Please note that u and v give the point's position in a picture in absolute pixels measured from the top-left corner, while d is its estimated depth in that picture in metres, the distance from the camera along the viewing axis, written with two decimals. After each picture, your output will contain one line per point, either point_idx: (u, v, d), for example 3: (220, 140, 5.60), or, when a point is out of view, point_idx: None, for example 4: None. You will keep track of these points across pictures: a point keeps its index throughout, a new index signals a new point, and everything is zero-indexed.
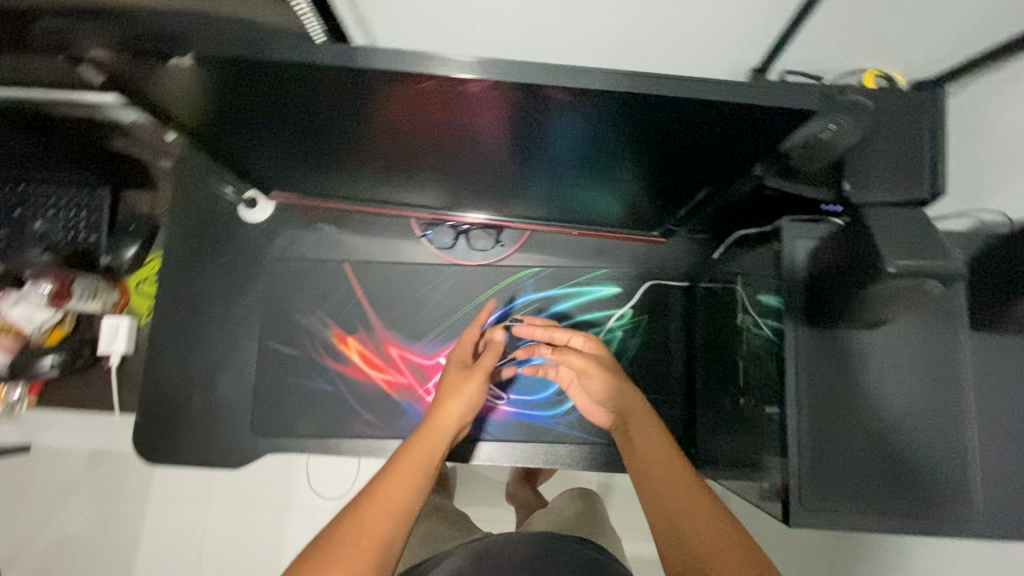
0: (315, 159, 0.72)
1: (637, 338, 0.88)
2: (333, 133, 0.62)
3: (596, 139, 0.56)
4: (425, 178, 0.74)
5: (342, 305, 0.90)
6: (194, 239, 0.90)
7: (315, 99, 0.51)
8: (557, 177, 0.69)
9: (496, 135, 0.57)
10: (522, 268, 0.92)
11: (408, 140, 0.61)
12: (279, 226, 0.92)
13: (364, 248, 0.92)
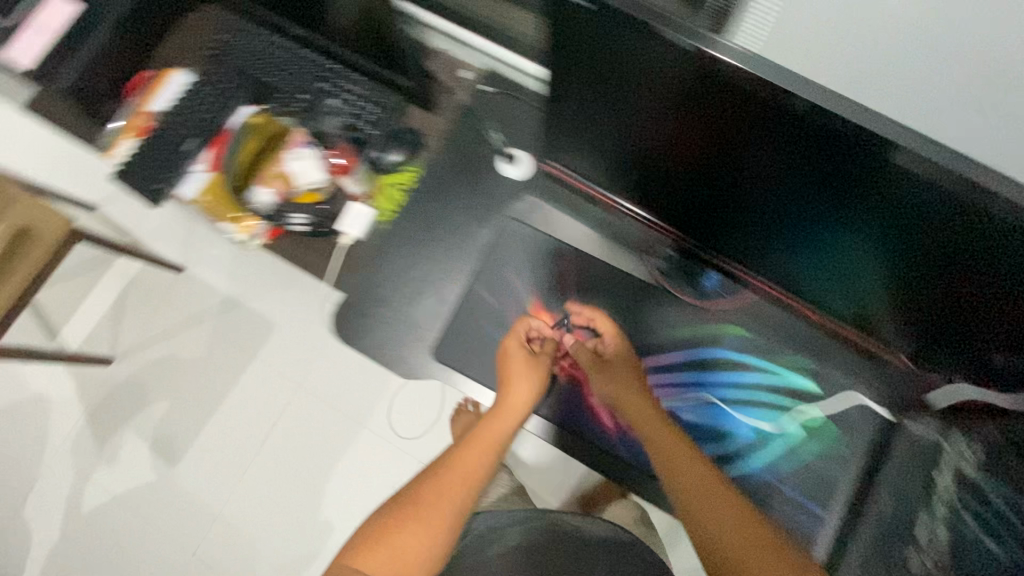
0: (588, 151, 0.75)
1: (818, 443, 0.85)
2: (593, 130, 0.67)
3: (804, 196, 0.57)
4: (636, 184, 0.76)
5: (552, 282, 0.93)
6: (451, 169, 0.97)
7: (590, 78, 0.57)
8: (739, 226, 0.71)
9: (710, 156, 0.60)
10: (730, 322, 0.89)
11: (638, 138, 0.65)
12: (526, 188, 0.96)
13: (595, 243, 0.94)
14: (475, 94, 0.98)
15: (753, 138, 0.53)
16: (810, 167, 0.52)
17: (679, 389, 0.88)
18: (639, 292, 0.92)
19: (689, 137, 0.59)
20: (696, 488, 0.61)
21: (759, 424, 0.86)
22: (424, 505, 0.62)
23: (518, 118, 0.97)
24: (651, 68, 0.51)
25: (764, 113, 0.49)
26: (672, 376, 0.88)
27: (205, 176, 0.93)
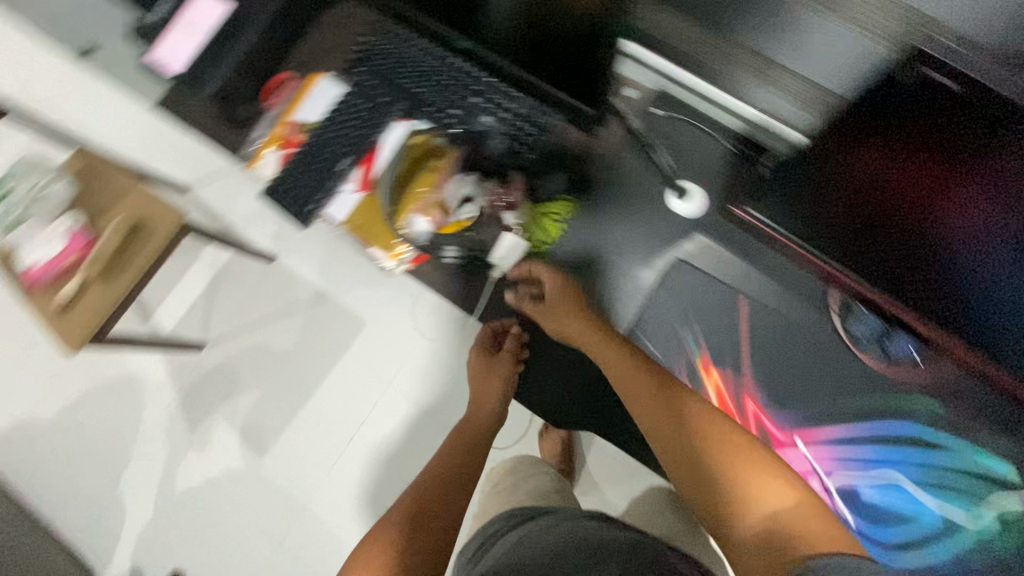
0: (854, 216, 0.68)
1: (1014, 537, 0.78)
2: (881, 193, 0.62)
3: None
4: (914, 266, 0.67)
5: (719, 334, 0.87)
6: (614, 200, 0.91)
7: (900, 135, 0.53)
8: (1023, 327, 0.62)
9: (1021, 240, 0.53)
10: (922, 395, 0.82)
11: (933, 211, 0.58)
12: (699, 227, 0.88)
13: (774, 293, 0.86)
14: (648, 120, 0.90)
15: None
16: None
17: (865, 462, 0.82)
18: (820, 352, 0.84)
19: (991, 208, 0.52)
20: (662, 427, 0.66)
21: (948, 511, 0.80)
22: (423, 514, 0.69)
23: (695, 150, 0.89)
24: (986, 135, 0.46)
25: None
26: (858, 450, 0.82)
27: (357, 196, 0.89)
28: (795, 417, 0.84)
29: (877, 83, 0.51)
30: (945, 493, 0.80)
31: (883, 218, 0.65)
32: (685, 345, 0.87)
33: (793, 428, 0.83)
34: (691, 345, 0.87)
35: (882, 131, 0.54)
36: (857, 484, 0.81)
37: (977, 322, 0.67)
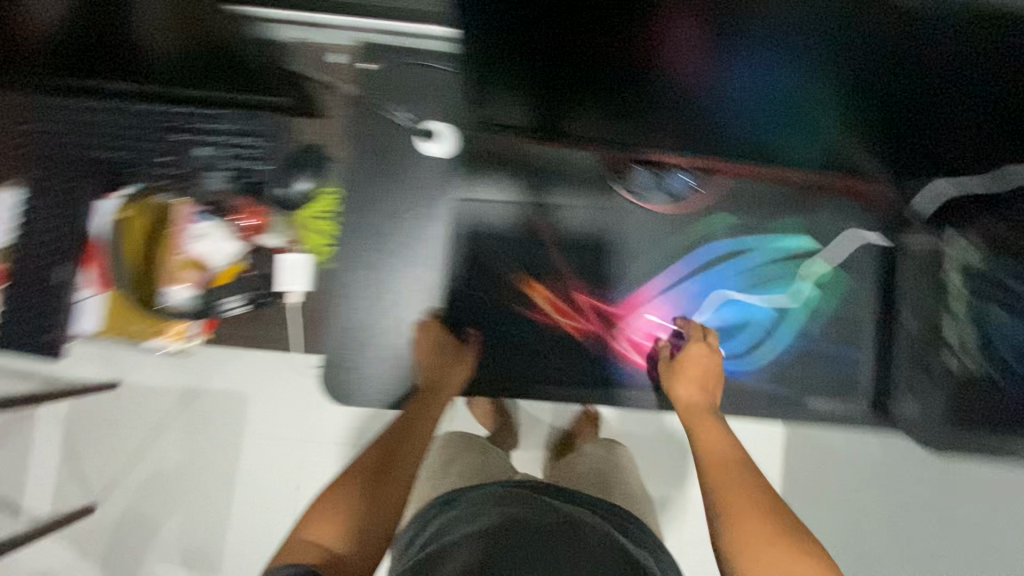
0: (539, 85, 0.65)
1: (831, 294, 0.87)
2: (553, 61, 0.58)
3: (789, 55, 0.51)
4: (624, 103, 0.67)
5: (529, 251, 0.86)
6: (370, 170, 0.85)
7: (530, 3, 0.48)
8: (729, 107, 0.64)
9: (680, 51, 0.53)
10: (711, 214, 0.87)
11: (601, 55, 0.56)
12: (461, 160, 0.85)
13: (557, 188, 0.86)
14: (360, 78, 0.85)
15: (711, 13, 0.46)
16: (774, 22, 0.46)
17: (695, 295, 0.87)
18: (618, 221, 0.87)
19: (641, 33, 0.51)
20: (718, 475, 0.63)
21: (776, 300, 0.87)
22: (384, 473, 0.65)
23: (418, 87, 0.84)
24: None
25: None
26: (683, 288, 0.87)
27: (99, 299, 0.79)
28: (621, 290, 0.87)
29: None
30: (766, 287, 0.87)
31: (573, 81, 0.62)
32: (502, 276, 0.86)
33: (625, 300, 0.86)
34: (507, 274, 0.86)
35: (562, 7, 0.48)
36: (695, 317, 0.87)
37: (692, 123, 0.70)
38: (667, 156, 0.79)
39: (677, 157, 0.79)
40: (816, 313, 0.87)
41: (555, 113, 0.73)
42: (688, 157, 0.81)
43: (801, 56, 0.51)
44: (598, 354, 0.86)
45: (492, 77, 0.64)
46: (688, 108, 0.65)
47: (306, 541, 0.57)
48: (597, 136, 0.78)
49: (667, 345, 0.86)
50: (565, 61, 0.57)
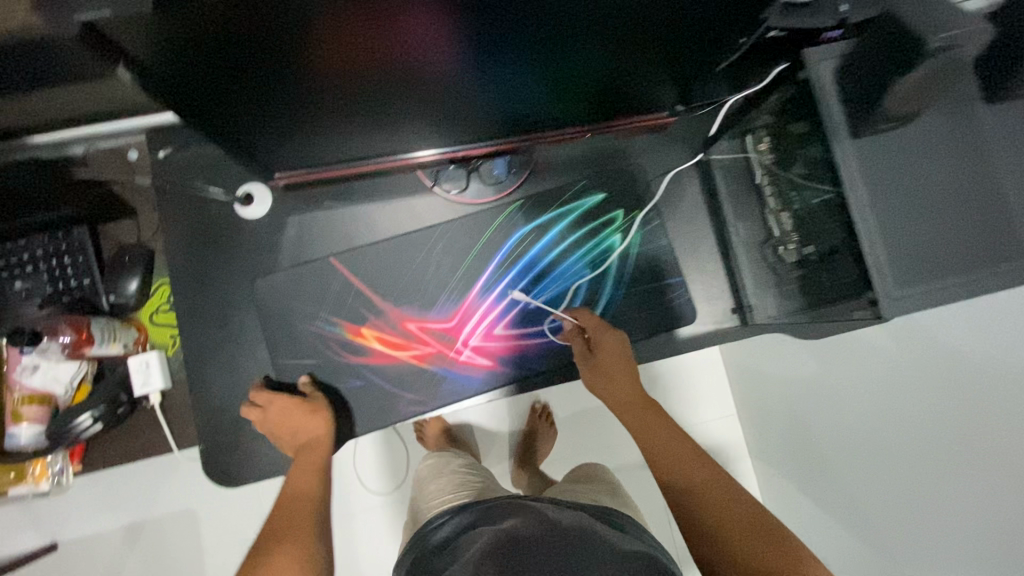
0: (304, 114, 0.66)
1: (637, 235, 0.91)
2: (300, 91, 0.59)
3: (519, 32, 0.54)
4: (401, 111, 0.70)
5: (343, 301, 0.85)
6: (196, 250, 0.85)
7: (240, 50, 0.49)
8: (499, 85, 0.67)
9: (421, 51, 0.55)
10: (507, 204, 0.91)
11: (340, 76, 0.57)
12: (284, 214, 0.86)
13: (385, 211, 0.89)
14: (156, 167, 0.85)
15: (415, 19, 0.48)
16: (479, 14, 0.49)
17: (515, 286, 0.89)
18: (452, 224, 0.89)
19: (368, 50, 0.52)
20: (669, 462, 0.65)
21: (593, 261, 0.90)
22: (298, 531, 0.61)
23: (216, 160, 0.85)
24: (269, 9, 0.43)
25: None
26: (496, 285, 0.89)
27: None
28: (449, 300, 0.88)
29: (175, 40, 0.46)
30: (576, 250, 0.90)
31: (335, 102, 0.64)
32: (326, 334, 0.85)
33: (452, 311, 0.87)
34: (332, 329, 0.85)
35: (276, 48, 0.50)
36: (525, 304, 0.89)
37: (472, 108, 0.73)
38: (468, 145, 0.83)
39: (479, 143, 0.83)
40: (647, 252, 0.92)
41: (341, 139, 0.75)
42: (490, 144, 0.85)
43: (529, 29, 0.54)
44: (445, 372, 0.87)
45: (242, 107, 0.61)
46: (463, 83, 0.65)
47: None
48: (381, 149, 0.80)
49: (507, 337, 0.88)
50: (306, 73, 0.56)
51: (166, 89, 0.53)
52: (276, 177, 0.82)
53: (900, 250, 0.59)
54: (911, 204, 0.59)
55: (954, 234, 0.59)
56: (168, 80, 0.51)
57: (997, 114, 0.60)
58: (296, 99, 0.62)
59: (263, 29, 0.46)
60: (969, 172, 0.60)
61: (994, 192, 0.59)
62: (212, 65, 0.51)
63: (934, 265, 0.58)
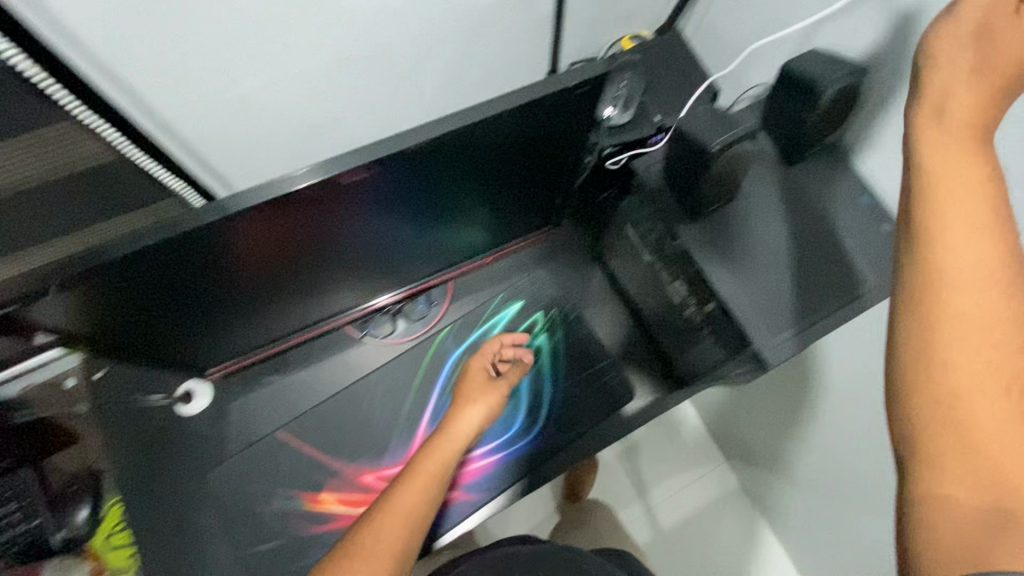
0: (241, 316, 0.80)
1: (561, 330, 0.97)
2: (245, 295, 0.76)
3: (412, 206, 0.73)
4: (329, 289, 0.84)
5: (299, 470, 0.86)
6: (143, 460, 0.86)
7: (190, 276, 0.67)
8: (408, 250, 0.84)
9: (345, 238, 0.74)
10: (436, 334, 0.96)
11: (281, 271, 0.75)
12: (225, 401, 0.89)
13: (324, 371, 0.93)
14: (95, 389, 0.88)
15: (330, 216, 0.68)
16: (376, 202, 0.69)
17: None
18: (388, 367, 0.93)
19: (301, 249, 0.72)
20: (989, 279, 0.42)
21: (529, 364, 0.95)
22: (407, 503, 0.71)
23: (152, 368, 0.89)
24: (209, 245, 0.63)
25: (317, 196, 0.63)
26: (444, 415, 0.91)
27: None
28: (402, 444, 0.89)
29: (134, 286, 0.63)
30: None
31: (279, 296, 0.80)
32: (286, 511, 0.84)
33: (407, 454, 0.88)
34: (292, 504, 0.85)
35: (226, 267, 0.68)
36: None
37: (385, 273, 0.87)
38: (386, 294, 0.91)
39: (395, 289, 0.92)
40: (575, 343, 0.97)
41: (273, 323, 0.85)
42: (408, 288, 0.93)
43: (419, 205, 0.74)
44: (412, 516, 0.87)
45: (192, 330, 0.77)
46: (369, 258, 0.81)
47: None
48: (313, 316, 0.88)
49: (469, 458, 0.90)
50: (232, 281, 0.72)
51: (115, 324, 0.69)
52: (208, 371, 0.86)
53: (755, 306, 0.68)
54: (756, 263, 0.70)
55: (798, 281, 0.69)
56: (123, 322, 0.69)
57: (803, 176, 0.73)
58: (230, 305, 0.76)
59: (199, 268, 0.66)
60: (798, 222, 0.71)
61: (824, 238, 0.70)
62: (150, 301, 0.68)
63: (788, 312, 0.68)
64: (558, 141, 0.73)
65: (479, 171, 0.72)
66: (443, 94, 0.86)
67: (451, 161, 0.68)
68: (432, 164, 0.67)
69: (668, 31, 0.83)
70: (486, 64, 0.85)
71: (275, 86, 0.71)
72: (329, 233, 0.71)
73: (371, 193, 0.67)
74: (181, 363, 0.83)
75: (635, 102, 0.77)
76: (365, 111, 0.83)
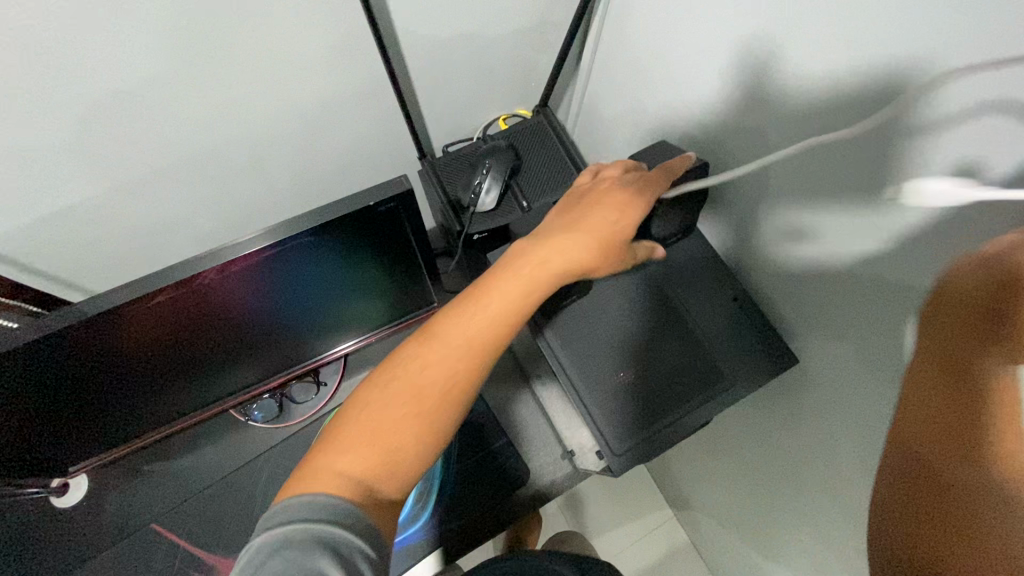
0: (104, 416, 0.77)
1: None
2: (104, 397, 0.73)
3: (274, 299, 0.72)
4: (202, 381, 0.81)
5: (173, 563, 0.84)
6: (11, 558, 0.83)
7: (37, 385, 0.65)
8: (286, 337, 0.82)
9: (214, 334, 0.73)
10: (327, 413, 0.94)
11: (148, 369, 0.73)
12: (102, 491, 0.87)
13: (208, 454, 0.91)
14: None
15: (191, 315, 0.67)
16: (234, 302, 0.68)
17: None
18: (272, 452, 0.91)
19: (167, 348, 0.71)
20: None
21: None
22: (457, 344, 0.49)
23: None
24: (57, 352, 0.62)
25: (169, 299, 0.63)
26: None
27: None
28: None
29: None
30: None
31: (147, 392, 0.77)
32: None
33: None
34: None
35: (84, 370, 0.66)
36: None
37: (264, 359, 0.85)
38: (268, 377, 0.89)
39: (278, 371, 0.89)
40: (469, 422, 0.94)
41: (145, 418, 0.82)
42: (294, 370, 0.90)
43: (281, 299, 0.72)
44: None
45: (48, 436, 0.74)
46: (239, 349, 0.79)
47: (329, 477, 0.43)
48: (189, 406, 0.85)
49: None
50: (83, 390, 0.70)
51: None
52: (73, 469, 0.83)
53: (613, 407, 0.65)
54: (615, 360, 0.67)
55: (655, 381, 0.66)
56: None
57: (664, 265, 0.71)
58: (90, 408, 0.74)
59: (49, 376, 0.64)
60: (658, 315, 0.69)
61: (685, 331, 0.68)
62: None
63: (643, 415, 0.65)
64: (412, 235, 0.71)
65: (335, 265, 0.70)
66: (318, 176, 0.88)
67: (300, 262, 0.66)
68: (282, 266, 0.66)
69: (539, 113, 0.84)
70: (357, 146, 0.86)
71: (109, 198, 0.71)
72: (190, 332, 0.70)
73: (224, 293, 0.66)
74: (42, 469, 0.79)
75: (500, 186, 0.76)
76: (225, 206, 0.83)
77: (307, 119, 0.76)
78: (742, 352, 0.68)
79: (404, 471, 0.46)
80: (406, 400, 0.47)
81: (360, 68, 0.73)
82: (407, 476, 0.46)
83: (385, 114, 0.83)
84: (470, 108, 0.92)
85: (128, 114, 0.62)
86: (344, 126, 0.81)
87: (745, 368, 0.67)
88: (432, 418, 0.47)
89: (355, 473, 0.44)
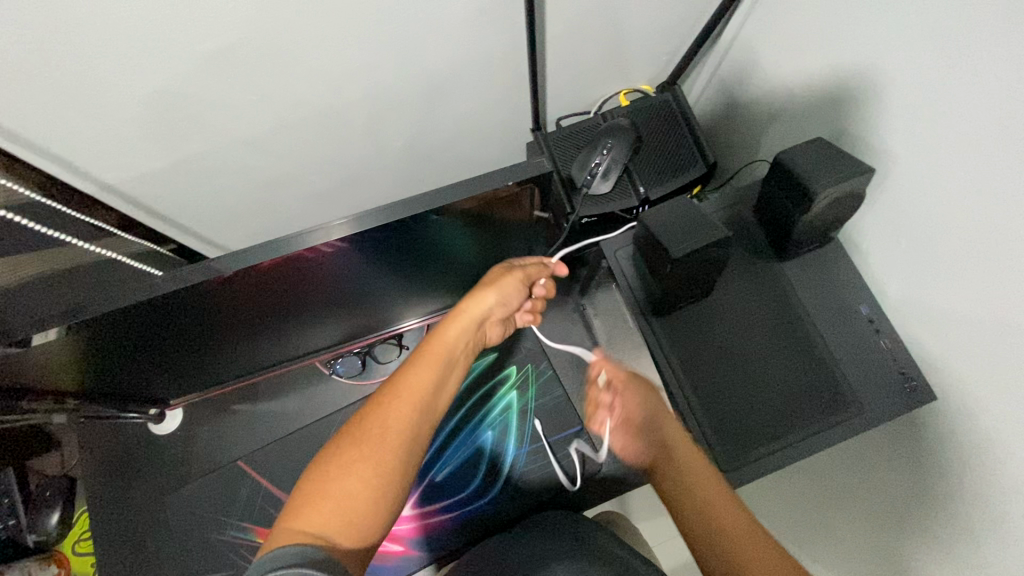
0: (208, 360, 0.80)
1: (532, 389, 0.93)
2: (211, 344, 0.75)
3: (381, 268, 0.71)
4: (298, 334, 0.83)
5: (253, 503, 0.87)
6: (112, 473, 0.89)
7: (155, 336, 0.66)
8: (382, 302, 0.82)
9: (319, 296, 0.73)
10: None
11: (252, 323, 0.74)
12: (195, 424, 0.92)
13: (291, 403, 0.94)
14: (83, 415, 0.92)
15: (302, 280, 0.67)
16: (344, 270, 0.68)
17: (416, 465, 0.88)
18: (352, 408, 0.93)
19: (272, 305, 0.71)
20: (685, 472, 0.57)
21: (493, 423, 0.91)
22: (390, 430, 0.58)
23: None
24: (177, 310, 0.62)
25: (288, 265, 0.62)
26: None
27: None
28: None
29: (100, 344, 0.63)
30: (472, 417, 0.91)
31: (248, 342, 0.79)
32: (236, 541, 0.86)
33: None
34: (240, 535, 0.86)
35: (197, 324, 0.67)
36: (429, 479, 0.87)
37: (357, 321, 0.86)
38: (357, 336, 0.90)
39: (367, 332, 0.90)
40: (545, 407, 0.92)
41: (243, 364, 0.85)
42: (381, 333, 0.91)
43: (388, 268, 0.71)
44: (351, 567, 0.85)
45: (159, 372, 0.78)
46: (336, 309, 0.80)
47: (300, 527, 0.50)
48: (282, 356, 0.87)
49: (417, 516, 0.87)
50: (191, 340, 0.71)
51: (80, 373, 0.68)
52: (172, 402, 0.87)
53: (725, 419, 0.62)
54: (731, 369, 0.64)
55: (768, 398, 0.63)
56: (82, 373, 0.69)
57: (793, 275, 0.67)
58: (196, 352, 0.76)
59: (168, 329, 0.65)
60: (781, 327, 0.65)
61: (810, 348, 0.64)
62: (117, 354, 0.67)
63: (754, 434, 0.62)
64: (525, 216, 0.68)
65: (446, 241, 0.68)
66: (427, 140, 0.86)
67: (418, 236, 0.64)
68: (399, 240, 0.64)
69: (667, 91, 0.78)
70: (469, 111, 0.83)
71: (238, 144, 0.72)
72: (297, 293, 0.70)
73: (338, 262, 0.65)
74: (150, 397, 0.84)
75: (619, 170, 0.71)
76: (337, 163, 0.84)
77: (431, 84, 0.74)
78: (872, 376, 0.63)
79: (367, 521, 0.53)
80: (349, 454, 0.55)
81: (493, 31, 0.69)
82: (369, 527, 0.53)
83: (504, 79, 0.79)
84: (592, 83, 0.88)
85: (273, 66, 0.62)
86: (461, 92, 0.78)
87: (874, 396, 0.62)
88: (382, 466, 0.55)
89: (320, 523, 0.51)
